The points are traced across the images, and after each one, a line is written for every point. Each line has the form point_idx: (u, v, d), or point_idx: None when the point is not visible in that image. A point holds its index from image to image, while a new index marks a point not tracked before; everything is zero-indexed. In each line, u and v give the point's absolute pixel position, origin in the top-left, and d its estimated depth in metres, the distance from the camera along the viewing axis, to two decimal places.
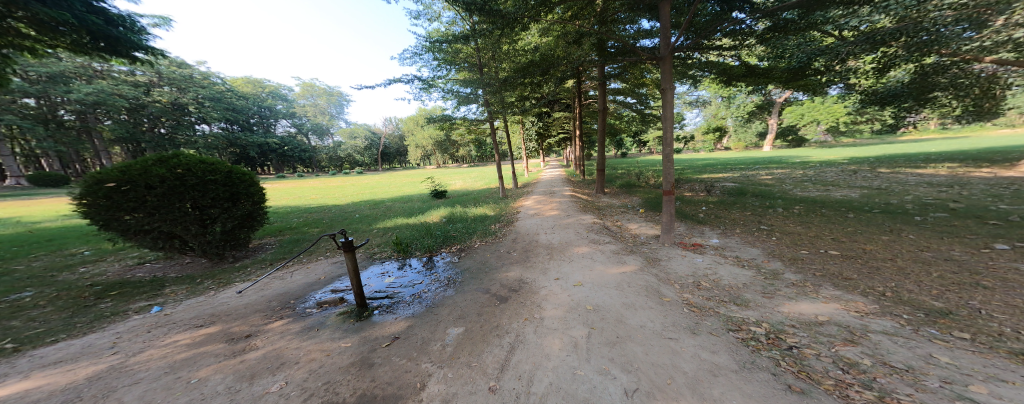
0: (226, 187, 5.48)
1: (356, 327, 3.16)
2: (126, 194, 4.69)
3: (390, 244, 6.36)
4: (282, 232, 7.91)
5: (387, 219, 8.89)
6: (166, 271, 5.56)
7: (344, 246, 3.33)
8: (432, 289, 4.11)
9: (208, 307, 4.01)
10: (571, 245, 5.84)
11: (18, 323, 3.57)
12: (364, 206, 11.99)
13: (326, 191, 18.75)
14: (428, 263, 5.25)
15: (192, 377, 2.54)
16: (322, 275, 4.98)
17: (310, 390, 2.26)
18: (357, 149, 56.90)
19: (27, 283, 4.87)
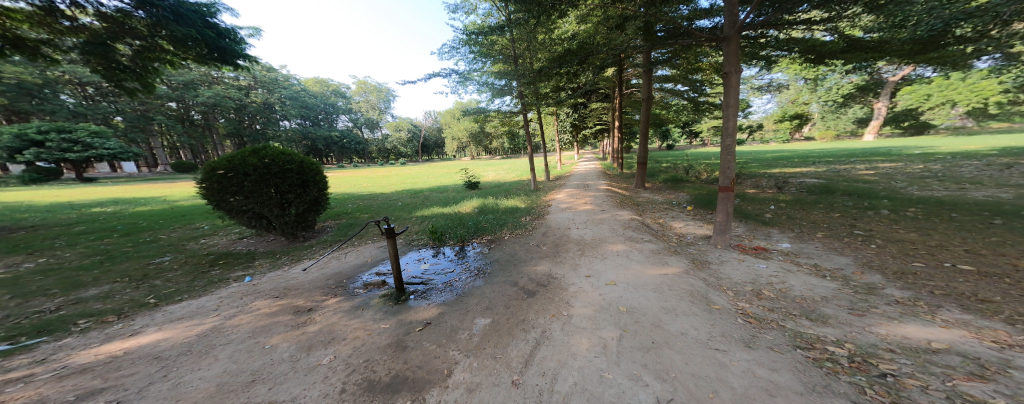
0: (301, 175, 6.23)
1: (394, 310, 3.40)
2: (231, 180, 5.65)
3: (426, 232, 6.72)
4: (339, 216, 8.83)
5: (425, 208, 9.43)
6: (257, 246, 6.59)
7: (387, 232, 3.57)
8: (462, 278, 4.24)
9: (283, 281, 4.65)
10: (607, 242, 5.57)
11: (157, 284, 4.56)
12: (405, 195, 12.85)
13: (375, 180, 20.28)
14: (461, 252, 5.43)
15: (265, 343, 2.95)
16: (368, 258, 5.46)
17: (353, 365, 2.47)
18: (402, 142, 60.02)
19: (167, 249, 6.21)
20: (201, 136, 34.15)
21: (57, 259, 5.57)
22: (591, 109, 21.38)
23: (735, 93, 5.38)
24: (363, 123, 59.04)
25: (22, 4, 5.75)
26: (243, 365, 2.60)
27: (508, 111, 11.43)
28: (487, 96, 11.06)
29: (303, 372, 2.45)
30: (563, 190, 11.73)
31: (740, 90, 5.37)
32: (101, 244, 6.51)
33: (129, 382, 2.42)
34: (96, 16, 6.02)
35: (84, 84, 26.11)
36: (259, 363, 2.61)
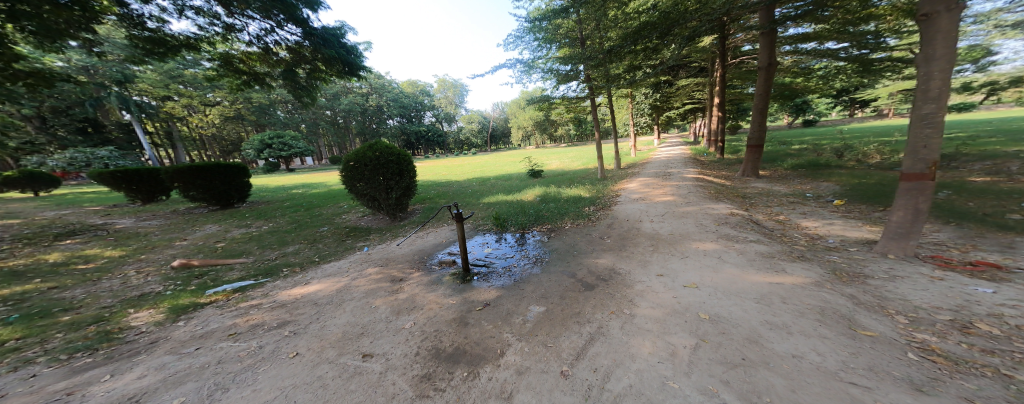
0: (398, 164, 7.35)
1: (460, 288, 3.73)
2: (355, 169, 7.14)
3: (489, 218, 7.12)
4: (424, 200, 10.09)
5: (490, 195, 9.94)
6: (369, 221, 8.10)
7: (455, 217, 3.92)
8: (520, 264, 4.35)
9: (384, 253, 5.63)
10: (690, 239, 4.78)
11: (312, 249, 6.20)
12: (474, 182, 13.79)
13: (450, 170, 22.11)
14: (520, 239, 5.58)
15: (369, 303, 3.65)
16: (443, 238, 6.13)
17: (426, 333, 2.83)
18: (472, 133, 65.30)
19: (323, 222, 8.32)
20: (336, 135, 44.44)
21: (261, 228, 8.14)
22: (677, 86, 18.36)
23: (947, 40, 3.52)
24: (445, 119, 64.51)
25: (253, 49, 8.36)
26: (353, 318, 3.29)
27: (575, 97, 10.77)
28: (551, 83, 10.69)
29: (392, 331, 2.94)
30: (635, 179, 10.44)
31: (958, 36, 3.50)
32: (286, 217, 9.22)
33: (289, 322, 3.37)
34: (287, 50, 8.31)
35: (287, 102, 38.24)
36: (366, 319, 3.25)
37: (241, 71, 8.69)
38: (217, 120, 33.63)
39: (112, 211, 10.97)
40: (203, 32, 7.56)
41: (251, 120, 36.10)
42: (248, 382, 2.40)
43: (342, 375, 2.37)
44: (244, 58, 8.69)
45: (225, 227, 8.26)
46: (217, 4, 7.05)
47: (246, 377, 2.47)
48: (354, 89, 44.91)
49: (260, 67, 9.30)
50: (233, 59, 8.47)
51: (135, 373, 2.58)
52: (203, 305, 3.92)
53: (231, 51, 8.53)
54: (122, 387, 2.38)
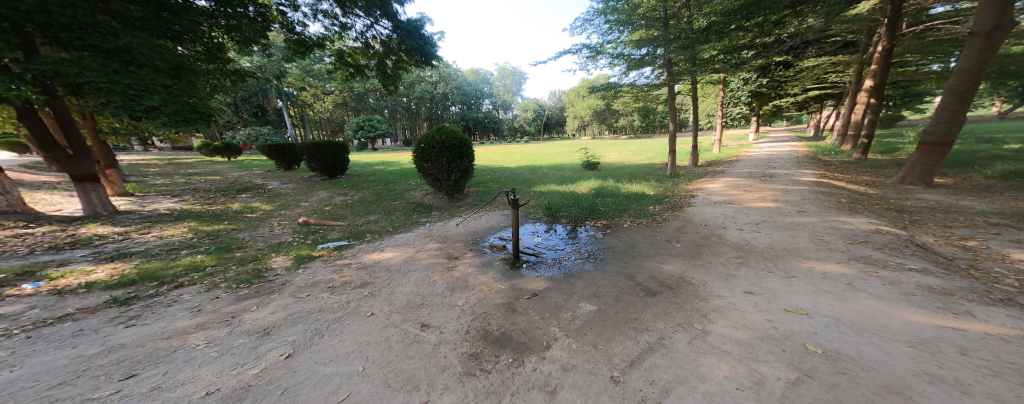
0: (461, 148, 7.56)
1: (510, 274, 3.74)
2: (423, 149, 7.56)
3: (541, 207, 7.06)
4: (478, 184, 10.34)
5: (542, 184, 9.81)
6: (429, 198, 8.57)
7: (511, 203, 3.89)
8: (572, 258, 4.21)
9: (441, 231, 5.88)
10: (798, 256, 3.97)
11: (377, 219, 6.77)
12: (526, 170, 13.75)
13: (505, 157, 22.30)
14: (572, 232, 5.42)
15: (428, 276, 3.85)
16: (495, 223, 6.20)
17: (476, 313, 2.89)
18: (527, 121, 64.40)
19: (390, 196, 9.03)
20: (410, 120, 47.83)
21: (344, 197, 9.21)
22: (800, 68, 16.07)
23: None
24: (500, 106, 64.96)
25: (358, 44, 9.25)
26: (413, 288, 3.50)
27: (646, 84, 10.12)
28: (620, 69, 9.96)
29: (446, 306, 3.06)
30: (716, 180, 9.39)
31: None
32: (365, 189, 10.26)
33: (367, 283, 3.71)
34: (383, 43, 9.00)
35: (377, 91, 41.13)
36: (424, 291, 3.42)
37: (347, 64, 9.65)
38: (323, 103, 39.19)
39: (248, 178, 13.62)
40: (327, 32, 8.90)
41: (351, 106, 41.13)
42: (335, 332, 2.70)
43: (403, 340, 2.52)
44: (352, 52, 9.65)
45: (331, 194, 9.73)
46: (335, 5, 8.08)
47: (335, 327, 2.79)
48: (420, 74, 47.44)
49: (362, 61, 10.19)
50: (344, 53, 9.53)
51: (269, 308, 3.20)
52: (306, 259, 4.57)
53: (341, 48, 9.60)
54: (256, 321, 2.95)
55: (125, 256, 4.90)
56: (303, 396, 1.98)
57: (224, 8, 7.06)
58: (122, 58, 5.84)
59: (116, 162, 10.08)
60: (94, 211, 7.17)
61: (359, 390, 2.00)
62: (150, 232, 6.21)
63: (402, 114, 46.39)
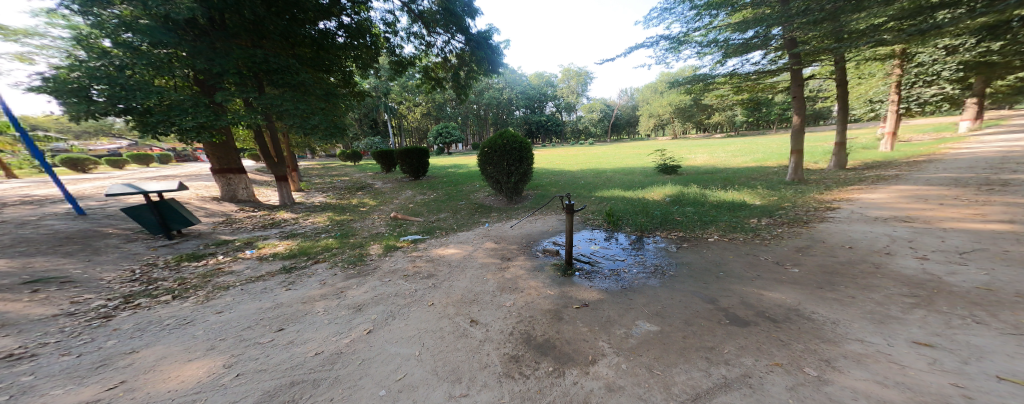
0: (520, 153, 7.68)
1: (560, 281, 3.64)
2: (486, 153, 7.95)
3: (602, 213, 6.76)
4: (537, 187, 10.35)
5: (606, 189, 9.28)
6: (491, 200, 8.88)
7: (566, 208, 3.79)
8: (633, 271, 3.87)
9: (499, 231, 6.10)
10: (986, 296, 2.78)
11: (445, 218, 7.40)
12: (589, 174, 13.17)
13: (567, 159, 21.95)
14: (637, 243, 5.00)
15: (482, 274, 4.03)
16: (550, 227, 6.11)
17: (522, 316, 2.90)
18: (592, 122, 61.66)
19: (457, 196, 9.77)
20: (479, 125, 51.07)
21: (422, 196, 10.38)
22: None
23: None
24: (564, 107, 64.23)
25: (439, 59, 10.36)
26: (470, 284, 3.72)
27: (750, 70, 8.59)
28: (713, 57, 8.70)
29: (495, 305, 3.16)
30: (880, 188, 7.21)
31: None
32: (439, 189, 11.33)
33: (432, 275, 4.09)
34: (458, 56, 9.84)
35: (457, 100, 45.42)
36: (477, 288, 3.59)
37: (432, 78, 10.87)
38: (412, 114, 44.94)
39: (357, 179, 16.52)
40: (417, 52, 10.19)
41: (433, 115, 45.95)
42: (403, 316, 3.05)
43: (454, 332, 2.70)
44: (434, 67, 10.82)
45: (413, 193, 11.06)
46: (422, 26, 9.24)
47: (404, 311, 3.15)
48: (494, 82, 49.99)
49: (442, 75, 11.28)
50: (429, 69, 10.74)
51: (362, 287, 3.82)
52: (390, 248, 5.32)
53: (427, 64, 10.82)
54: (352, 297, 3.56)
55: (297, 235, 6.60)
56: (373, 369, 2.29)
57: (355, 40, 8.77)
58: (302, 90, 7.80)
59: (297, 166, 13.11)
60: (286, 202, 9.61)
61: (413, 372, 2.22)
62: (304, 218, 8.12)
63: (472, 120, 49.93)
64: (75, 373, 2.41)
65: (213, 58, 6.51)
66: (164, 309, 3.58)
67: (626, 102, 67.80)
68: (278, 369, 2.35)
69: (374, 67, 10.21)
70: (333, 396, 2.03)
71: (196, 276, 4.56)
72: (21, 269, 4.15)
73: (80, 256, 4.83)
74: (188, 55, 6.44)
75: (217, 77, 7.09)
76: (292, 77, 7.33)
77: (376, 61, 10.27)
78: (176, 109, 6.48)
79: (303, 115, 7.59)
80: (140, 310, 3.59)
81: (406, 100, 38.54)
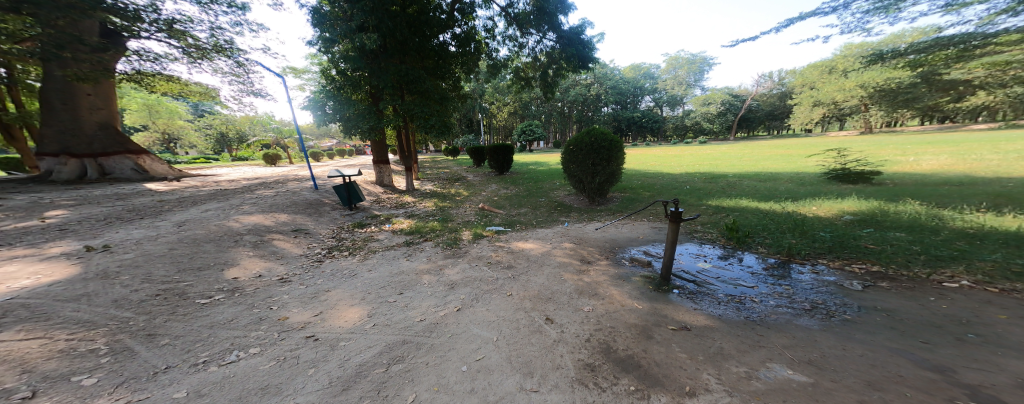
0: (613, 149, 7.08)
1: (651, 296, 3.14)
2: (571, 152, 7.54)
3: (717, 227, 5.56)
4: (626, 189, 9.33)
5: (725, 198, 7.53)
6: (572, 200, 8.49)
7: (671, 214, 3.28)
8: (768, 303, 2.99)
9: (579, 232, 5.77)
10: None
11: (527, 214, 7.52)
12: (699, 178, 10.95)
13: (663, 160, 19.17)
14: (777, 270, 3.84)
15: (561, 273, 3.88)
16: (641, 234, 5.42)
17: (602, 324, 2.65)
18: (708, 117, 50.77)
19: (537, 193, 9.83)
20: (562, 123, 50.79)
21: (505, 190, 10.95)
22: None
23: None
24: (664, 101, 56.72)
25: (529, 59, 10.97)
26: (550, 283, 3.61)
27: None
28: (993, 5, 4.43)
29: (571, 307, 2.99)
30: None
31: None
32: (520, 185, 11.75)
33: (512, 266, 4.23)
34: (549, 54, 10.15)
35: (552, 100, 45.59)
36: (554, 287, 3.49)
37: (523, 78, 11.54)
38: (501, 113, 48.02)
39: (454, 171, 18.73)
40: (509, 54, 11.01)
41: (518, 114, 47.68)
42: (484, 301, 3.24)
43: (529, 326, 2.69)
44: (525, 67, 11.49)
45: (499, 187, 11.75)
46: (517, 28, 9.98)
47: (485, 297, 3.34)
48: (581, 79, 48.94)
49: (532, 75, 11.84)
50: (520, 70, 11.48)
51: (455, 268, 4.27)
52: (477, 236, 5.77)
53: (518, 65, 11.59)
54: (447, 276, 4.01)
55: (415, 215, 7.97)
56: (459, 344, 2.51)
57: (463, 48, 9.99)
58: (432, 97, 9.34)
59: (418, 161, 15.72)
60: (412, 187, 11.71)
61: (490, 356, 2.31)
62: (420, 202, 9.78)
63: (555, 118, 49.71)
64: (295, 299, 3.66)
65: (379, 74, 8.40)
66: (334, 262, 4.96)
67: (762, 90, 53.62)
68: (392, 327, 2.87)
69: (474, 72, 11.48)
70: (428, 361, 2.32)
71: (354, 240, 6.11)
72: (280, 220, 6.58)
73: (312, 217, 7.32)
74: (368, 75, 8.61)
75: (380, 92, 9.23)
76: (421, 85, 8.87)
77: (476, 66, 11.48)
78: (359, 116, 8.84)
79: (425, 116, 9.09)
80: (323, 259, 5.12)
81: (496, 102, 41.39)
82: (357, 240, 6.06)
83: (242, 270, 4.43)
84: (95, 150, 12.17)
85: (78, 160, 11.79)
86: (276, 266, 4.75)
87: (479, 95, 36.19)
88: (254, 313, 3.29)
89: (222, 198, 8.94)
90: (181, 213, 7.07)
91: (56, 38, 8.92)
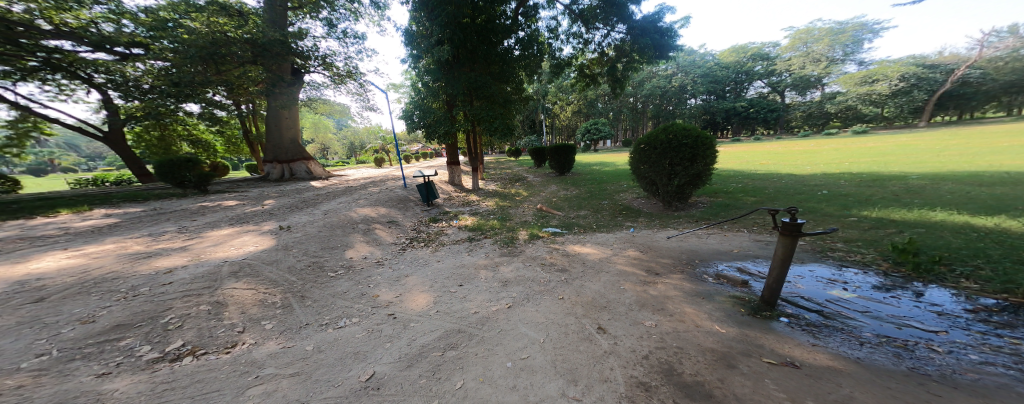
0: (702, 142, 6.14)
1: (743, 321, 2.62)
2: (642, 152, 6.85)
3: (876, 247, 4.23)
4: (717, 193, 7.98)
5: (892, 210, 5.63)
6: (643, 205, 7.72)
7: (787, 228, 2.64)
8: (960, 357, 2.12)
9: (650, 240, 5.21)
10: None
11: (589, 216, 7.15)
12: (849, 181, 8.36)
13: (784, 157, 15.51)
14: (997, 315, 2.63)
15: (620, 283, 3.57)
16: (736, 248, 4.56)
17: (667, 342, 2.34)
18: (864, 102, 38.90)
19: (602, 195, 9.26)
20: (632, 119, 46.34)
21: (565, 191, 10.66)
22: None
23: None
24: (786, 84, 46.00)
25: (596, 54, 10.73)
26: (607, 292, 3.34)
27: None
28: None
29: (630, 319, 2.74)
30: None
31: None
32: (581, 186, 11.28)
33: (566, 269, 4.10)
34: (618, 47, 9.81)
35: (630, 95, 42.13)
36: (611, 295, 3.24)
37: (585, 74, 11.43)
38: (564, 113, 46.53)
39: (515, 172, 19.11)
40: (574, 51, 10.81)
41: (583, 112, 45.34)
42: (533, 302, 3.21)
43: (579, 332, 2.57)
44: (590, 63, 11.23)
45: (559, 188, 11.53)
46: (582, 25, 9.75)
47: (536, 298, 3.32)
48: (657, 69, 45.77)
49: (597, 70, 11.61)
50: (584, 66, 11.29)
51: (510, 266, 4.34)
52: (533, 236, 5.76)
53: (582, 62, 11.41)
54: (502, 273, 4.12)
55: (479, 213, 8.44)
56: (506, 340, 2.57)
57: (525, 50, 10.00)
58: (497, 101, 9.70)
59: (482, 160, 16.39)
60: (477, 187, 12.23)
61: (534, 356, 2.29)
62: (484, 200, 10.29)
63: (624, 115, 45.30)
64: (378, 280, 4.30)
65: (449, 84, 9.12)
66: (411, 251, 5.63)
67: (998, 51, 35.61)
68: (451, 315, 3.11)
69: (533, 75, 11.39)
70: (478, 352, 2.44)
71: (428, 233, 6.83)
72: (381, 213, 7.85)
73: (399, 210, 8.47)
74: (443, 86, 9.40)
75: (451, 100, 9.99)
76: (487, 90, 9.31)
77: (539, 67, 11.47)
78: (438, 123, 9.81)
79: (490, 120, 9.41)
80: (405, 248, 5.87)
81: (559, 100, 40.67)
82: (431, 233, 6.75)
83: (357, 251, 5.49)
84: (291, 157, 16.67)
85: (283, 165, 16.53)
86: (375, 250, 5.69)
87: (540, 96, 36.25)
88: (359, 288, 4.03)
89: (349, 193, 11.19)
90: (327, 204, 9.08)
91: (272, 79, 13.19)
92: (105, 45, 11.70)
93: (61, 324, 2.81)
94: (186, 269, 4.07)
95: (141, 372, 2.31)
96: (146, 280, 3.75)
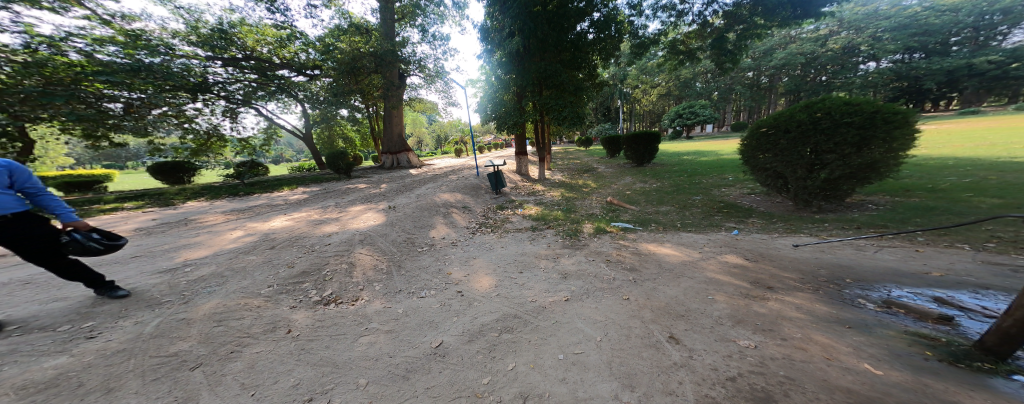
0: (880, 119, 4.73)
1: (914, 363, 1.95)
2: (768, 137, 5.78)
3: None
4: (915, 195, 5.87)
5: None
6: (760, 204, 6.51)
7: None
8: None
9: (764, 247, 4.40)
10: None
11: (673, 213, 6.42)
12: None
13: None
14: None
15: (710, 292, 3.12)
16: (938, 271, 3.37)
17: (768, 369, 1.96)
18: None
19: (696, 190, 8.15)
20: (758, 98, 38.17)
21: (642, 184, 9.80)
22: None
23: None
24: None
25: (696, 25, 9.32)
26: (688, 300, 2.97)
27: None
28: None
29: (717, 336, 2.37)
30: None
31: None
32: (664, 179, 10.20)
33: (635, 269, 3.80)
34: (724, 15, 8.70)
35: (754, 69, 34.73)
36: (692, 305, 2.87)
37: (677, 51, 10.07)
38: (648, 98, 42.24)
39: (583, 162, 18.33)
40: (663, 26, 9.63)
41: (675, 95, 40.68)
42: (594, 299, 3.07)
43: (645, 338, 2.36)
44: (685, 38, 9.91)
45: (635, 180, 10.68)
46: None
47: (597, 295, 3.16)
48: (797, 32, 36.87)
49: (696, 45, 10.11)
50: (676, 42, 9.99)
51: (572, 259, 4.24)
52: (599, 230, 5.47)
53: (675, 38, 10.10)
54: (563, 265, 4.07)
55: (544, 203, 8.41)
56: (561, 332, 2.53)
57: (602, 32, 9.34)
58: (568, 89, 9.45)
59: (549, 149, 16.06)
60: (542, 177, 12.16)
61: (589, 354, 2.21)
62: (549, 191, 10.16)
63: (732, 94, 38.08)
64: (458, 259, 4.71)
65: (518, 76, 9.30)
66: (485, 235, 5.97)
67: None
68: (510, 300, 3.22)
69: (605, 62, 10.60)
70: (531, 339, 2.47)
71: (495, 219, 7.15)
72: (457, 198, 8.52)
73: (472, 197, 9.10)
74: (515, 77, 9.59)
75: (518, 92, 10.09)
76: (557, 79, 9.08)
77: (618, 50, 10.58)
78: (506, 114, 10.05)
79: (560, 109, 9.26)
80: (483, 232, 6.26)
81: (645, 83, 36.96)
82: (508, 219, 7.00)
83: (438, 231, 6.12)
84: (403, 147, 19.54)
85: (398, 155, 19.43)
86: (450, 232, 6.23)
87: (618, 81, 33.78)
88: (437, 264, 4.52)
89: (436, 179, 12.49)
90: (417, 189, 10.39)
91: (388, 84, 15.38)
92: (305, 70, 15.48)
93: (280, 266, 3.94)
94: (339, 234, 5.17)
95: (311, 310, 3.09)
96: (319, 239, 4.93)
